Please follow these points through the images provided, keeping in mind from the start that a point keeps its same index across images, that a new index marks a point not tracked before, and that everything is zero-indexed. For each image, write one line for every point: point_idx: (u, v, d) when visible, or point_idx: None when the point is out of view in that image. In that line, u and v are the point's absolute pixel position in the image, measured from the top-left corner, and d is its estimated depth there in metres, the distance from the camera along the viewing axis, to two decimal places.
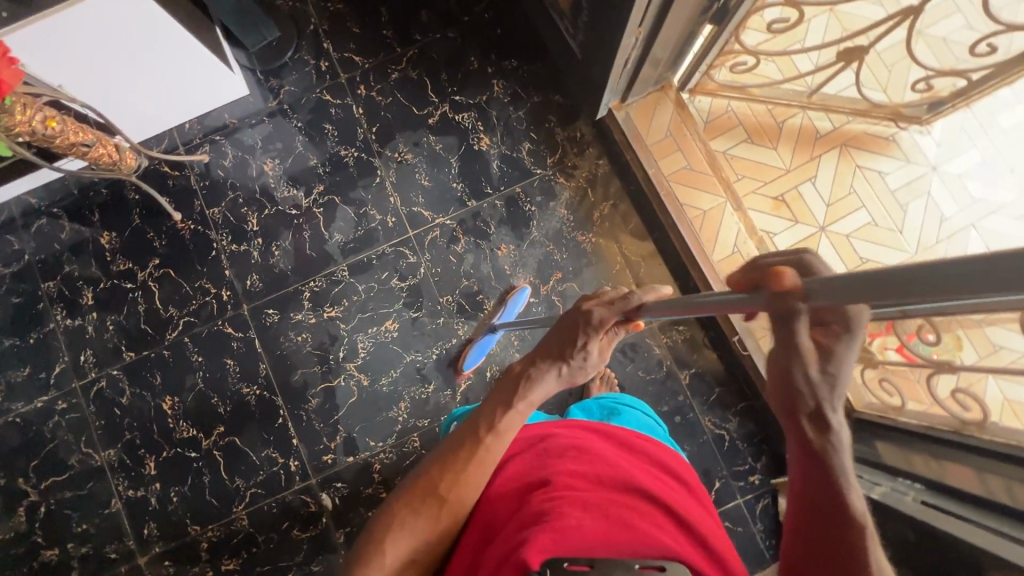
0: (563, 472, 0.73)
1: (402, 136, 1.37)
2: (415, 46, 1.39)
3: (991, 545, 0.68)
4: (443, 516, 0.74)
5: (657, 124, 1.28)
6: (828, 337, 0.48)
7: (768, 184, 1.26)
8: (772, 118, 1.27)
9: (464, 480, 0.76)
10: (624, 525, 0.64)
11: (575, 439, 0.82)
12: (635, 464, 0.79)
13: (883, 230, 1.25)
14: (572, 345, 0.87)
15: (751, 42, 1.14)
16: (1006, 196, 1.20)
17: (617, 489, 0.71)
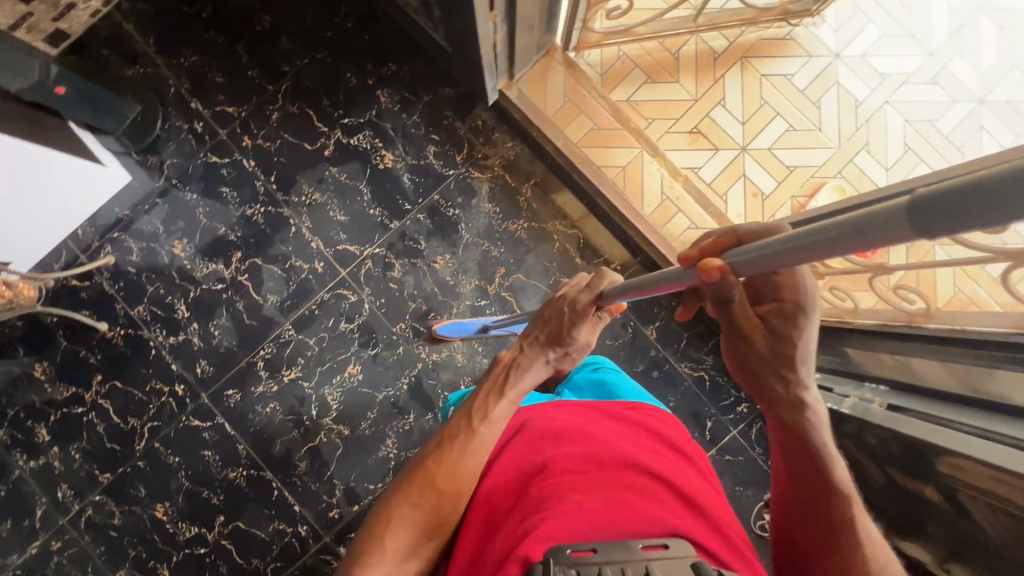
0: (557, 457, 0.69)
1: (303, 178, 1.30)
2: (286, 79, 1.30)
3: (957, 443, 0.70)
4: (436, 505, 0.71)
5: (553, 91, 1.22)
6: (783, 313, 0.57)
7: (679, 120, 1.23)
8: (666, 52, 1.23)
9: (454, 469, 0.74)
10: (626, 503, 0.61)
11: (569, 420, 0.78)
12: (634, 438, 0.75)
13: (803, 133, 1.23)
14: (559, 328, 0.92)
15: None
16: (909, 65, 1.22)
17: (617, 465, 0.67)
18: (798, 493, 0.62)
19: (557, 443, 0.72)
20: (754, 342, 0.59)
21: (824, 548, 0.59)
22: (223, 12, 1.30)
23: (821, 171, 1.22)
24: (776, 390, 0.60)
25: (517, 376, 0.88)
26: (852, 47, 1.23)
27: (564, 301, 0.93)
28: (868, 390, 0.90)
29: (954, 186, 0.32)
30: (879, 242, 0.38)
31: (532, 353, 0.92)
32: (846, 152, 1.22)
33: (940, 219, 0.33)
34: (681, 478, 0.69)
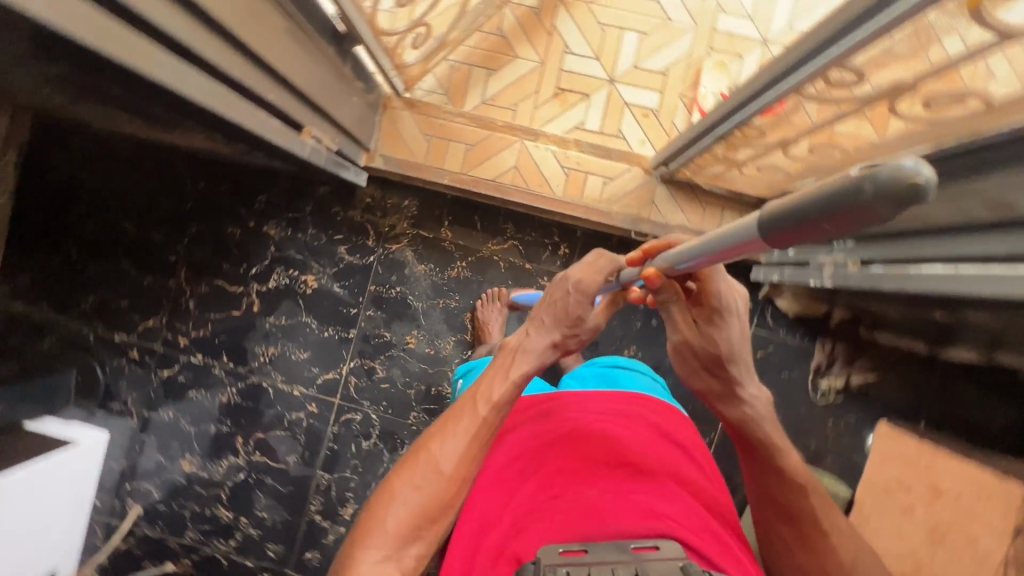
0: (550, 448, 0.66)
1: (250, 341, 1.30)
2: (179, 267, 1.28)
3: (924, 285, 0.68)
4: (439, 483, 0.62)
5: (412, 137, 1.16)
6: (707, 319, 0.66)
7: (540, 91, 1.18)
8: (491, 36, 1.18)
9: (460, 450, 0.64)
10: (622, 502, 0.60)
11: (570, 399, 0.74)
12: (640, 416, 0.72)
13: (656, 32, 1.17)
14: (562, 302, 0.75)
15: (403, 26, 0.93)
16: None
17: (617, 451, 0.65)
18: (761, 488, 0.66)
19: (553, 431, 0.68)
20: (684, 340, 0.68)
21: (789, 539, 0.64)
22: (88, 243, 1.28)
23: (692, 57, 1.17)
24: (711, 384, 0.70)
25: (520, 367, 0.71)
26: None
27: (568, 279, 0.76)
28: (839, 252, 0.88)
29: (779, 210, 0.35)
30: (757, 249, 0.42)
31: (536, 329, 0.75)
32: (705, 24, 1.17)
33: (775, 239, 0.36)
34: (682, 462, 0.67)
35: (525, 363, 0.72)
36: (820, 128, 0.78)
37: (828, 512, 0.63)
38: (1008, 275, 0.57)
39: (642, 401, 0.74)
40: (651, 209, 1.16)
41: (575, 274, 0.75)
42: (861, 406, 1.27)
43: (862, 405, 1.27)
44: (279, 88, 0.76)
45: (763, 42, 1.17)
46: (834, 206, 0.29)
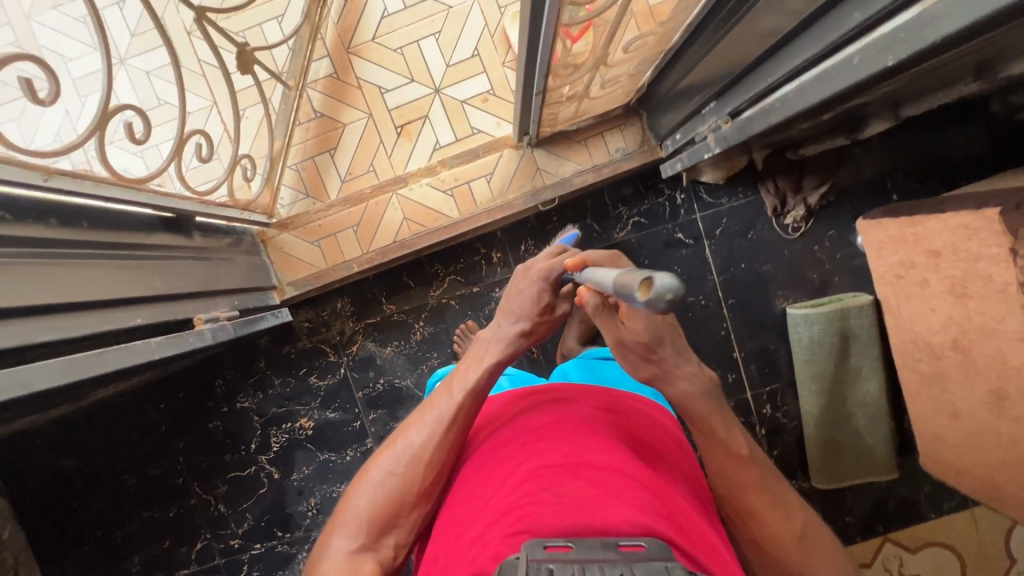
0: (539, 442, 0.64)
1: (290, 505, 1.30)
2: (190, 485, 1.29)
3: (779, 114, 0.68)
4: (412, 466, 0.70)
5: (304, 251, 1.16)
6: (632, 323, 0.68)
7: (384, 140, 1.17)
8: (314, 122, 1.17)
9: (433, 437, 0.72)
10: (611, 489, 0.56)
11: (552, 398, 0.74)
12: (621, 418, 0.71)
13: (448, 25, 1.16)
14: (527, 290, 0.81)
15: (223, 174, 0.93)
16: None
17: (603, 445, 0.63)
18: (732, 463, 0.68)
19: (541, 426, 0.67)
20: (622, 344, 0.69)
21: (744, 507, 0.67)
22: (101, 517, 1.28)
23: (491, 24, 1.16)
24: (649, 369, 0.70)
25: (498, 360, 0.78)
26: None
27: (532, 270, 0.83)
28: (711, 117, 0.87)
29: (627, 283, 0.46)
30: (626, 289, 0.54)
31: (509, 316, 0.82)
32: None
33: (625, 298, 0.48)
34: (663, 468, 0.65)
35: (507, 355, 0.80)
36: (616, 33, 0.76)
37: (771, 487, 0.67)
38: (825, 75, 0.57)
39: (623, 408, 0.74)
40: (542, 175, 1.15)
41: (538, 266, 0.82)
42: (835, 218, 1.27)
43: (833, 216, 1.27)
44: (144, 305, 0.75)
45: None
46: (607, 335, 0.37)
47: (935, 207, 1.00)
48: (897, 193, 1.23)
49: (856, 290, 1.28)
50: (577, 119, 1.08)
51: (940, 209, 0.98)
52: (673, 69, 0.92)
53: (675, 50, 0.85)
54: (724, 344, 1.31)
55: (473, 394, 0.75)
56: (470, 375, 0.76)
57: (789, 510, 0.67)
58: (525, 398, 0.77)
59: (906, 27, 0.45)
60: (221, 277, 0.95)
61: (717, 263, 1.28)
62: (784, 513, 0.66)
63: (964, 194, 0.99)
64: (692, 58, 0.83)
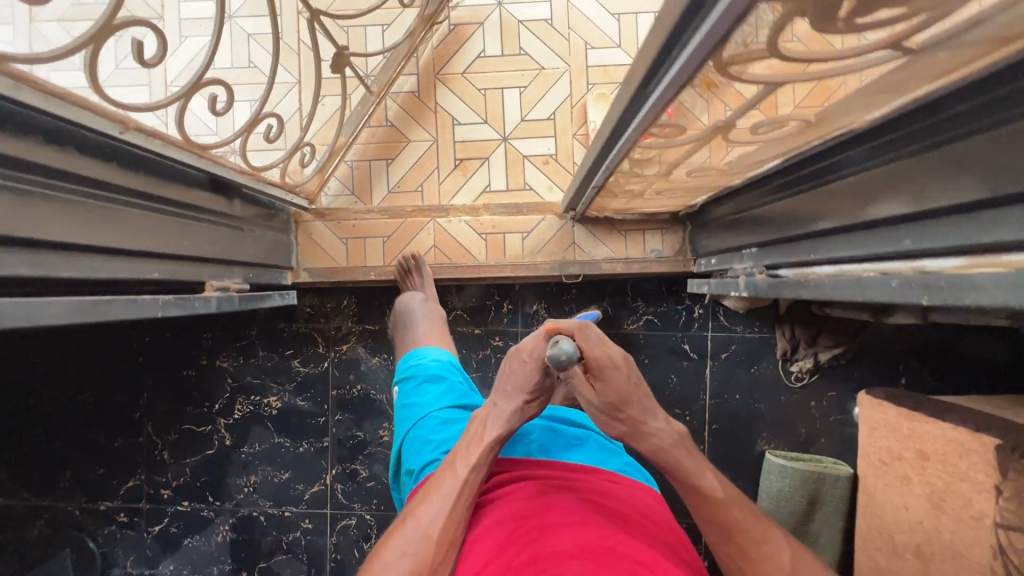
0: (538, 530, 0.65)
1: (230, 475, 1.30)
2: (145, 422, 1.29)
3: (810, 292, 0.69)
4: (423, 546, 0.67)
5: (330, 243, 1.18)
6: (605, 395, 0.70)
7: (440, 167, 1.21)
8: (382, 129, 1.21)
9: (443, 515, 0.69)
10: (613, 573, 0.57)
11: (547, 486, 0.75)
12: (615, 506, 0.72)
13: (535, 84, 1.21)
14: (519, 371, 0.76)
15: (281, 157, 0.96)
16: None
17: (601, 532, 0.63)
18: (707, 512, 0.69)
19: (539, 514, 0.68)
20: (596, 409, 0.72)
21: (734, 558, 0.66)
22: (51, 426, 1.28)
23: (574, 96, 1.21)
24: (619, 427, 0.73)
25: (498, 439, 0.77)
26: None
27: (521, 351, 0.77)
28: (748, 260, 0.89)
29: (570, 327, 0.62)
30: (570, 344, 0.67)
31: (503, 394, 0.78)
32: (576, 63, 1.21)
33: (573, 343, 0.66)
34: (663, 548, 0.66)
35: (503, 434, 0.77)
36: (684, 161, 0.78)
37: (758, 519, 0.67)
38: (861, 281, 0.58)
39: (614, 496, 0.75)
40: (575, 250, 1.18)
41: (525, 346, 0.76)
42: (839, 380, 1.27)
43: (838, 378, 1.27)
44: (167, 262, 0.78)
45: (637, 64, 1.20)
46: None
47: (936, 411, 1.00)
48: (905, 379, 1.24)
49: (836, 458, 1.27)
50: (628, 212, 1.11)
51: (940, 417, 0.98)
52: (729, 202, 0.94)
53: (734, 188, 0.87)
54: None
55: (479, 473, 0.74)
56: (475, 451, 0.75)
57: (779, 547, 0.65)
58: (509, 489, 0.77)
59: (948, 280, 0.46)
60: (247, 246, 0.99)
61: (712, 385, 1.29)
62: (773, 553, 0.65)
63: (969, 410, 0.99)
64: (748, 203, 0.85)
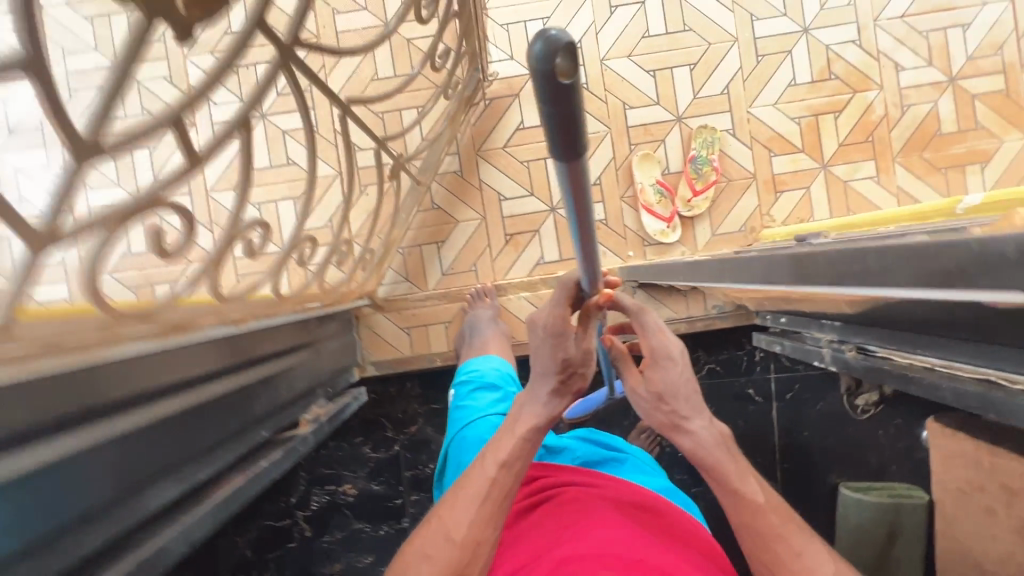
0: (571, 542, 0.66)
1: (315, 565, 1.31)
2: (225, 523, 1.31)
3: (922, 388, 0.69)
4: (450, 552, 0.63)
5: (393, 334, 1.19)
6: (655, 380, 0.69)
7: (492, 243, 1.21)
8: (430, 212, 1.21)
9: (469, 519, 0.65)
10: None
11: (579, 499, 0.75)
12: (646, 518, 0.72)
13: None
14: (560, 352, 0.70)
15: (350, 272, 0.96)
16: (587, 25, 1.19)
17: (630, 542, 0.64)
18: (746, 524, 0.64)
19: (571, 528, 0.68)
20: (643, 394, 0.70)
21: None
22: None
23: (619, 158, 1.20)
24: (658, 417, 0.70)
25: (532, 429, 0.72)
26: None
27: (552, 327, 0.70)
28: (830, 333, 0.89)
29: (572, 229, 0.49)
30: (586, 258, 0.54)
31: (537, 379, 0.74)
32: (617, 125, 1.20)
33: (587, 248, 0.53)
34: (694, 560, 0.66)
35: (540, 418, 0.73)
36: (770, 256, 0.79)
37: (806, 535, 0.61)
38: (989, 398, 0.59)
39: (647, 505, 0.74)
40: None
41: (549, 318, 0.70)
42: (905, 407, 1.28)
43: (904, 405, 1.28)
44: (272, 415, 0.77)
45: (677, 119, 1.20)
46: (541, 84, 0.30)
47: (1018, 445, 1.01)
48: None
49: (910, 482, 1.29)
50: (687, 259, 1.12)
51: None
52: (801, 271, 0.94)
53: None
54: None
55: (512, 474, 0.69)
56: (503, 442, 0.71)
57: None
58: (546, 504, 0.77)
59: None
60: (321, 367, 0.98)
61: (780, 424, 1.30)
62: None
63: None
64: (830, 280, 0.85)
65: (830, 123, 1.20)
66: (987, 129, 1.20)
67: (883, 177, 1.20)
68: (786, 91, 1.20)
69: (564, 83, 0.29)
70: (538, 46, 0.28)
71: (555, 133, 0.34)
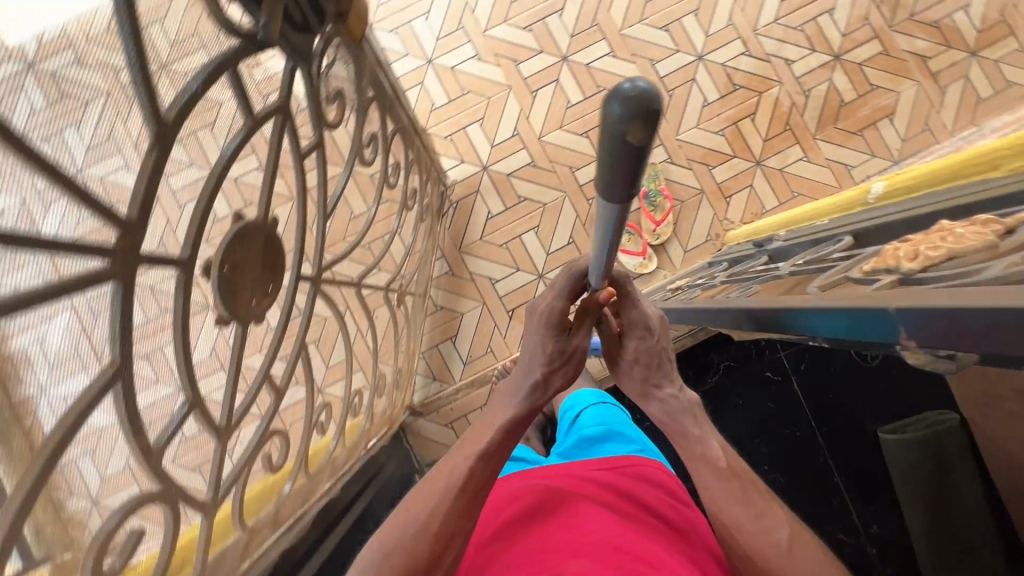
0: (546, 531, 0.64)
1: None
2: None
3: None
4: (420, 540, 0.62)
5: (438, 432, 1.29)
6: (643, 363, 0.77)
7: (499, 323, 1.32)
8: (436, 314, 1.33)
9: (438, 511, 0.64)
10: (616, 570, 0.57)
11: (557, 483, 0.74)
12: (617, 499, 0.71)
13: (545, 219, 1.34)
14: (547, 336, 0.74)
15: (390, 396, 1.08)
16: (518, 116, 1.36)
17: (604, 529, 0.64)
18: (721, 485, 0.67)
19: (552, 509, 0.68)
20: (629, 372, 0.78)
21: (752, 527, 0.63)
22: None
23: (582, 214, 1.33)
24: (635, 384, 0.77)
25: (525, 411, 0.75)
26: (485, 155, 1.36)
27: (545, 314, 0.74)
28: None
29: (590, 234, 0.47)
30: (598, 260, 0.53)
31: (522, 370, 0.78)
32: (571, 188, 1.34)
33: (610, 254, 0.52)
34: (666, 543, 0.65)
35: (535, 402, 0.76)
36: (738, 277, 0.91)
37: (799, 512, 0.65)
38: None
39: (619, 487, 0.74)
40: None
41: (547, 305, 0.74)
42: None
43: None
44: None
45: None
46: (609, 144, 0.29)
47: None
48: None
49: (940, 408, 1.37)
50: (672, 283, 1.24)
51: None
52: None
53: None
54: (822, 469, 1.37)
55: (495, 447, 0.71)
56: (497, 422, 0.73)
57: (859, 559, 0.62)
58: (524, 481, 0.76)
59: None
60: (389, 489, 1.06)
61: (806, 394, 1.39)
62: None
63: None
64: None
65: (749, 127, 1.36)
66: (882, 87, 1.36)
67: (811, 154, 1.35)
68: (702, 112, 1.36)
69: (633, 142, 0.28)
70: (616, 108, 0.27)
71: (603, 180, 0.33)
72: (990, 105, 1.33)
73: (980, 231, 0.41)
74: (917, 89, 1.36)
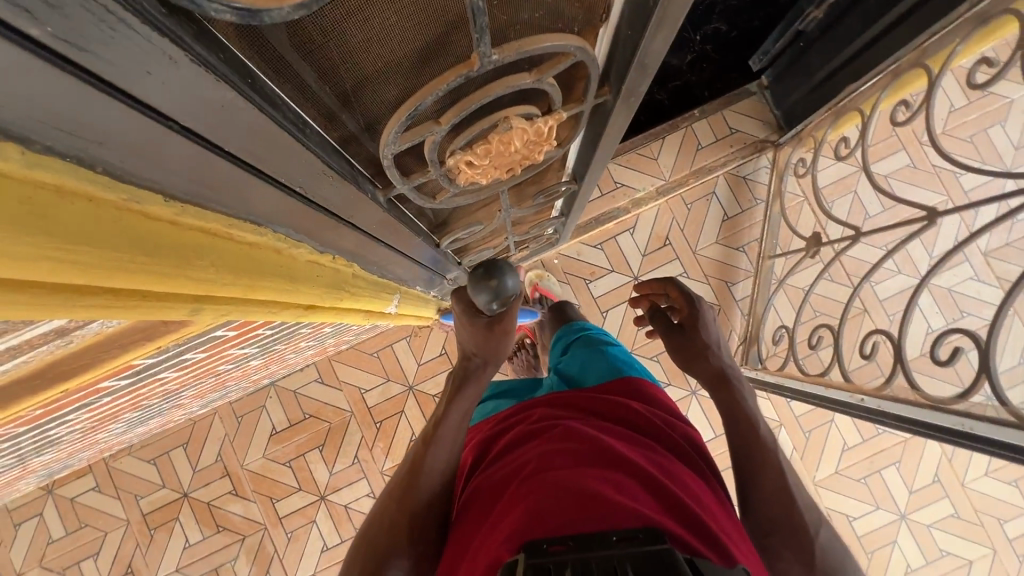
0: (538, 451, 0.58)
1: None
2: None
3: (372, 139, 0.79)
4: (431, 486, 0.66)
5: (744, 123, 1.31)
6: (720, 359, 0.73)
7: (679, 233, 1.34)
8: (744, 241, 1.32)
9: (397, 507, 0.64)
10: (634, 490, 0.50)
11: (580, 407, 0.69)
12: (635, 426, 0.66)
13: (631, 336, 1.32)
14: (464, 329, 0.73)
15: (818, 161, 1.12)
16: None
17: (612, 449, 0.56)
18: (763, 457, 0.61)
19: (561, 424, 0.63)
20: (686, 338, 0.75)
21: (784, 508, 0.57)
22: None
23: None
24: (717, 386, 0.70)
25: (477, 382, 0.75)
26: (696, 408, 1.30)
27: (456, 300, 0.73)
28: None
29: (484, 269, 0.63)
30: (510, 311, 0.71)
31: (473, 357, 0.75)
32: None
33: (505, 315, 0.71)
34: (695, 484, 0.57)
35: (482, 380, 0.75)
36: (497, 234, 0.90)
37: None
38: None
39: (617, 414, 0.67)
40: None
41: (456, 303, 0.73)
42: None
43: None
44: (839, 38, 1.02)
45: None
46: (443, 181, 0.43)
47: None
48: None
49: None
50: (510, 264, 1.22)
51: None
52: None
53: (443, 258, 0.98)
54: None
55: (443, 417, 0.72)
56: (461, 400, 0.73)
57: None
58: (544, 408, 0.69)
59: None
60: (821, 51, 1.09)
61: None
62: None
63: None
64: None
65: (415, 426, 1.31)
66: (281, 464, 1.32)
67: (356, 393, 1.33)
68: None
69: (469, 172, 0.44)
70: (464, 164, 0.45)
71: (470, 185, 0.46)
72: (178, 435, 1.33)
73: (506, 140, 0.41)
74: (246, 460, 1.33)
